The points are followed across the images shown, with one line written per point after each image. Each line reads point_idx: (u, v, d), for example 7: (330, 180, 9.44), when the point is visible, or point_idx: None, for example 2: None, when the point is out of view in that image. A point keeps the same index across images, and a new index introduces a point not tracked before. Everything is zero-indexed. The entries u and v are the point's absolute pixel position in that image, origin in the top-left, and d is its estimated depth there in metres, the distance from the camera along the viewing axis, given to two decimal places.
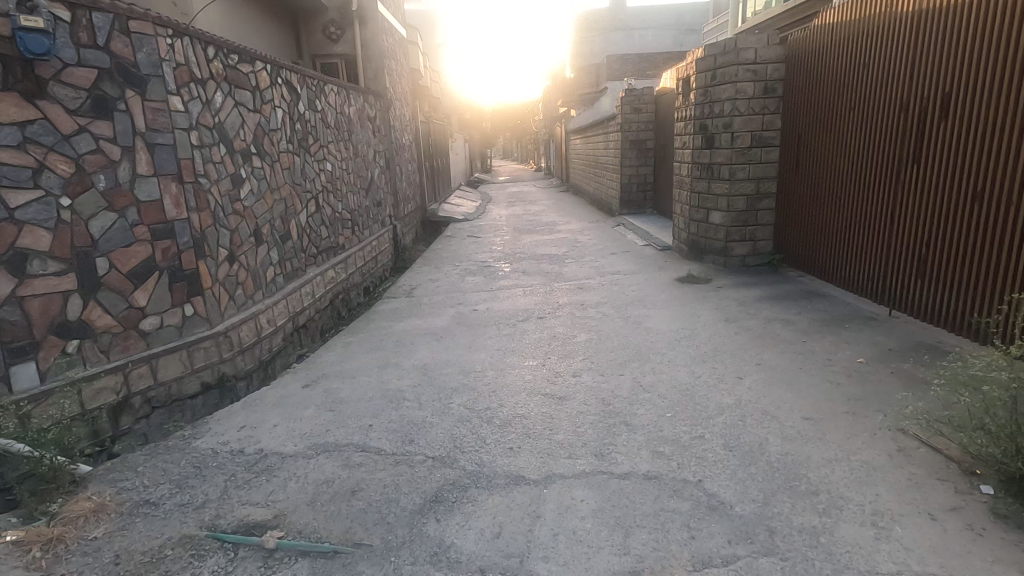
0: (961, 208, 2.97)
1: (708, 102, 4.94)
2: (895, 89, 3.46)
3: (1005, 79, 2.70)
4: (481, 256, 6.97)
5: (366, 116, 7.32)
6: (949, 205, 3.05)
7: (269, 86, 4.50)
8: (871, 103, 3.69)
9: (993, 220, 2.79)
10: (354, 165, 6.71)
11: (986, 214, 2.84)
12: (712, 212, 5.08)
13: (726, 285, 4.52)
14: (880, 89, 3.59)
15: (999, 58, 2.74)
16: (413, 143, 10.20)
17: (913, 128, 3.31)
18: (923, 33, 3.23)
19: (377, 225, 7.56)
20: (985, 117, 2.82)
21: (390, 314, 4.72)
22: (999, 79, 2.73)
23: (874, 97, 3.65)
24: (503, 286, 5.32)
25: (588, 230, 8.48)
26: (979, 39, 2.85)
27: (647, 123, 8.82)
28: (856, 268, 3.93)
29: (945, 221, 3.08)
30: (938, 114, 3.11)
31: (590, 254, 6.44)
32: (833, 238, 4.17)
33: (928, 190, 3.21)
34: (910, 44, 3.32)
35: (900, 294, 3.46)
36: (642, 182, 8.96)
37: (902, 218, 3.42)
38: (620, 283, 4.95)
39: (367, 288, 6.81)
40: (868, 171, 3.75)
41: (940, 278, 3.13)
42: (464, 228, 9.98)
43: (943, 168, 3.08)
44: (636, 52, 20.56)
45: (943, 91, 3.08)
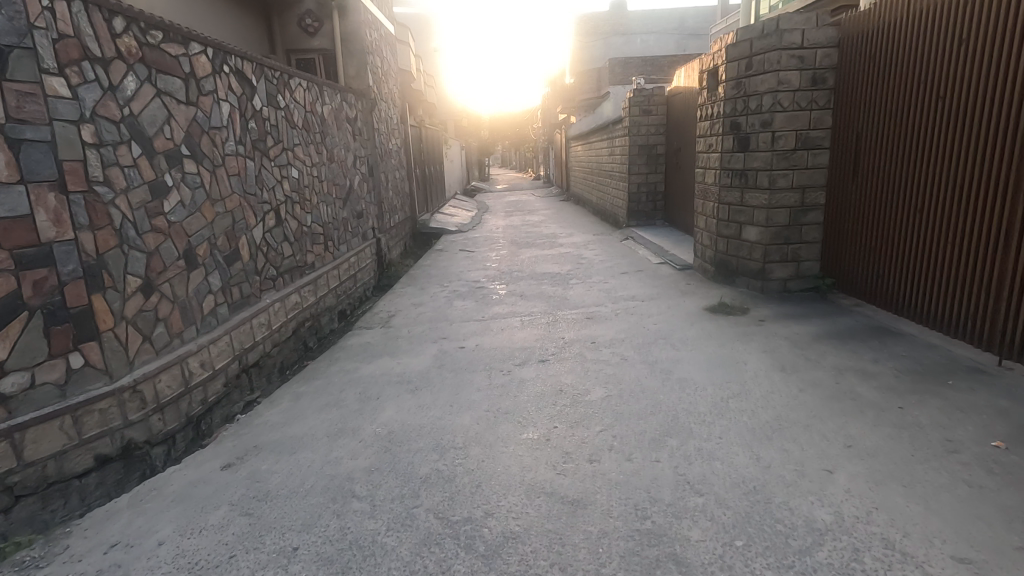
0: (966, 213, 2.89)
1: (742, 97, 4.14)
2: (919, 84, 3.17)
3: (1006, 80, 2.62)
4: (473, 276, 6.14)
5: (345, 117, 6.52)
6: (955, 209, 2.95)
7: (211, 74, 3.69)
8: (875, 101, 3.52)
9: (999, 226, 2.69)
10: (329, 172, 5.89)
11: (990, 219, 2.75)
12: (746, 227, 4.27)
13: (769, 318, 3.69)
14: (880, 88, 3.47)
15: (1001, 59, 2.65)
16: (401, 148, 9.37)
17: (915, 128, 3.21)
18: (924, 31, 3.12)
19: (357, 240, 6.73)
20: (987, 120, 2.75)
21: (359, 352, 3.88)
22: (1000, 80, 2.65)
23: (874, 97, 3.53)
24: (498, 315, 4.49)
25: (593, 243, 7.66)
26: (982, 38, 2.76)
27: (658, 126, 8.01)
28: (892, 285, 3.49)
29: (950, 226, 2.99)
30: (941, 116, 3.02)
31: (598, 273, 5.62)
32: (832, 241, 4.01)
33: (958, 196, 2.94)
34: (912, 42, 3.21)
35: (909, 300, 3.34)
36: (652, 190, 8.16)
37: (907, 221, 3.30)
38: (637, 312, 4.12)
39: (343, 310, 5.98)
40: (866, 173, 3.64)
41: (948, 284, 3.02)
42: (457, 241, 9.16)
43: (946, 171, 3.00)
44: (638, 56, 19.88)
45: (944, 91, 2.99)
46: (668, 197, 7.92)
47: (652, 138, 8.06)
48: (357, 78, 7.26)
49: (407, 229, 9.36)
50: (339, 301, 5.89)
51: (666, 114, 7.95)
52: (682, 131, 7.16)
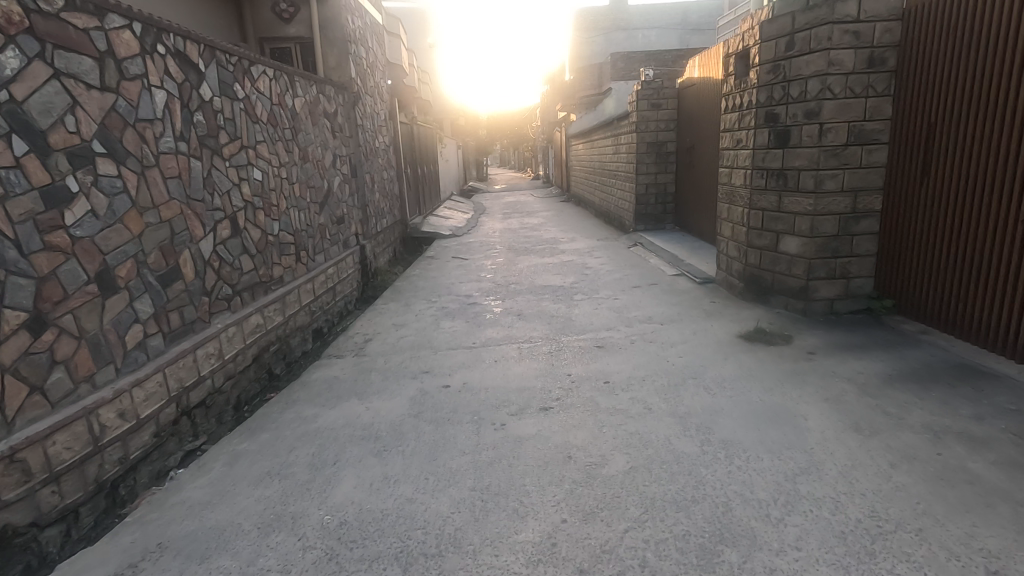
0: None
1: (782, 83, 3.47)
2: (967, 70, 2.78)
3: None
4: (466, 289, 5.47)
5: (321, 112, 5.85)
6: (1011, 214, 2.58)
7: (138, 55, 3.04)
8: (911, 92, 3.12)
9: None
10: (301, 174, 5.22)
11: None
12: (785, 237, 3.60)
13: (820, 350, 3.03)
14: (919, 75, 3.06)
15: None
16: (390, 147, 8.69)
17: (961, 121, 2.83)
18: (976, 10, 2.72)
19: (337, 248, 6.06)
20: None
21: (323, 392, 3.22)
22: None
23: (910, 86, 3.12)
24: (492, 340, 3.83)
25: (598, 250, 7.00)
26: None
27: (670, 121, 7.34)
28: (932, 297, 3.10)
29: (1006, 232, 2.61)
30: (993, 106, 2.65)
31: (606, 287, 4.95)
32: None
33: (1014, 198, 2.57)
34: (959, 22, 2.81)
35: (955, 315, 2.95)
36: (661, 192, 7.52)
37: (952, 226, 2.92)
38: (657, 340, 3.46)
39: (318, 329, 5.33)
40: (900, 172, 3.24)
41: (1004, 300, 2.64)
42: (450, 246, 8.49)
43: (1000, 170, 2.63)
44: (640, 51, 19.22)
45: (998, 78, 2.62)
46: (681, 198, 7.26)
47: (662, 135, 7.39)
48: (337, 68, 6.56)
49: (396, 234, 8.69)
50: (313, 318, 5.24)
51: (678, 108, 7.27)
52: (700, 126, 6.49)
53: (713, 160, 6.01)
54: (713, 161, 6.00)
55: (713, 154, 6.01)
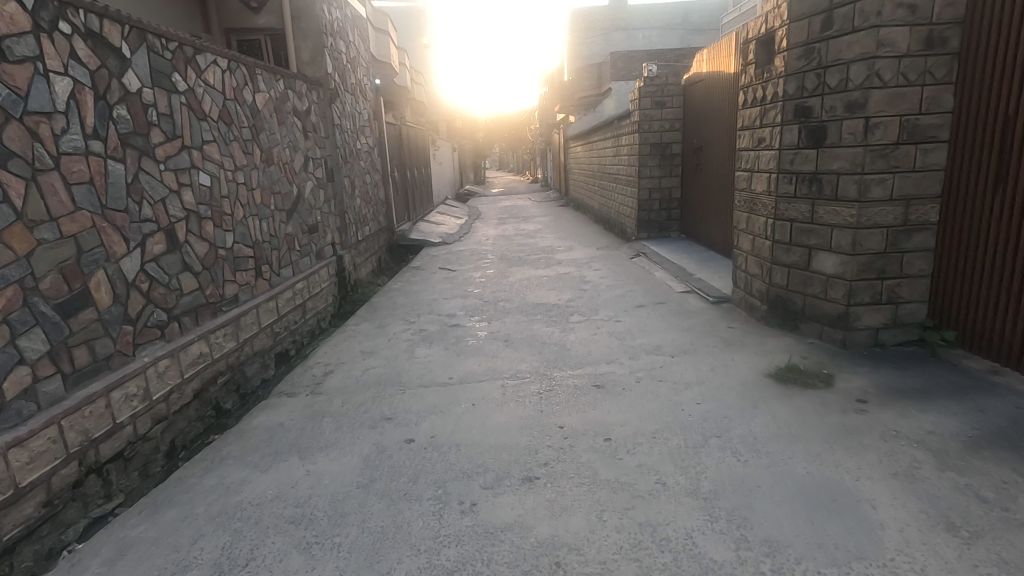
0: None
1: (817, 70, 2.90)
2: None
3: None
4: (450, 307, 4.89)
5: (290, 111, 5.29)
6: None
7: (29, 33, 2.47)
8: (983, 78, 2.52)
9: None
10: (263, 178, 4.64)
11: None
12: (819, 253, 3.02)
13: (870, 397, 2.45)
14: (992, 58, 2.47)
15: None
16: (374, 149, 8.12)
17: None
18: None
19: (308, 260, 5.48)
20: None
21: (260, 445, 2.63)
22: None
23: (980, 72, 2.53)
24: (473, 375, 3.26)
25: (597, 261, 6.42)
26: None
27: (675, 120, 6.78)
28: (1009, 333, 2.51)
29: None
30: None
31: (607, 307, 4.37)
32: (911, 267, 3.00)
33: None
34: None
35: None
36: (666, 197, 6.95)
37: None
38: (668, 378, 2.88)
39: (283, 352, 4.74)
40: (966, 178, 2.64)
41: None
42: (439, 255, 7.91)
43: None
44: (642, 51, 18.71)
45: None
46: (688, 203, 6.70)
47: (666, 135, 6.83)
48: (312, 63, 6.00)
49: (380, 242, 8.10)
50: (277, 340, 4.65)
51: (683, 106, 6.71)
52: (710, 125, 5.92)
53: (726, 162, 5.45)
54: (728, 163, 5.43)
55: (727, 155, 5.44)
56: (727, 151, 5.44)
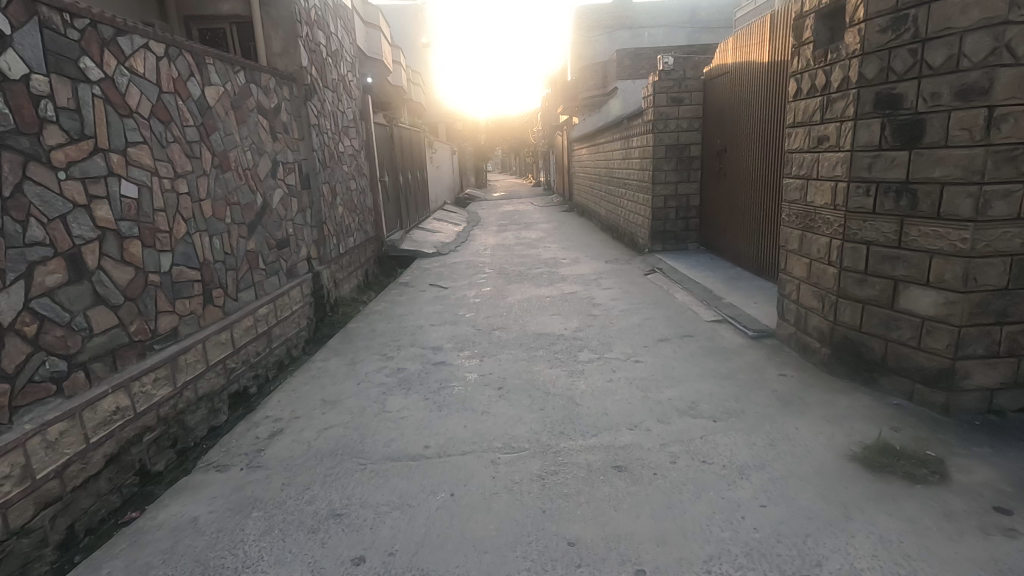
0: None
1: (912, 44, 2.17)
2: None
3: None
4: (435, 338, 4.16)
5: (255, 108, 4.59)
6: None
7: None
8: None
9: None
10: (215, 186, 3.94)
11: None
12: (909, 288, 2.29)
13: (1013, 504, 1.72)
14: None
15: None
16: (360, 152, 7.42)
17: None
18: None
19: (274, 281, 4.76)
20: None
21: (157, 561, 1.91)
22: None
23: None
24: (456, 442, 2.53)
25: (607, 277, 5.69)
26: None
27: (695, 118, 6.05)
28: None
29: None
30: None
31: (622, 341, 3.64)
32: None
33: None
34: None
35: None
36: (683, 205, 6.24)
37: None
38: (713, 458, 2.15)
39: (239, 391, 4.03)
40: None
41: None
42: (431, 268, 7.18)
43: None
44: (649, 50, 17.98)
45: None
46: (710, 211, 5.98)
47: (684, 135, 6.10)
48: (284, 55, 5.34)
49: (367, 254, 7.41)
50: (231, 379, 3.93)
51: (703, 103, 6.00)
52: (739, 123, 5.20)
53: (761, 167, 4.74)
54: (764, 165, 4.70)
55: (763, 156, 4.72)
56: (763, 151, 4.72)
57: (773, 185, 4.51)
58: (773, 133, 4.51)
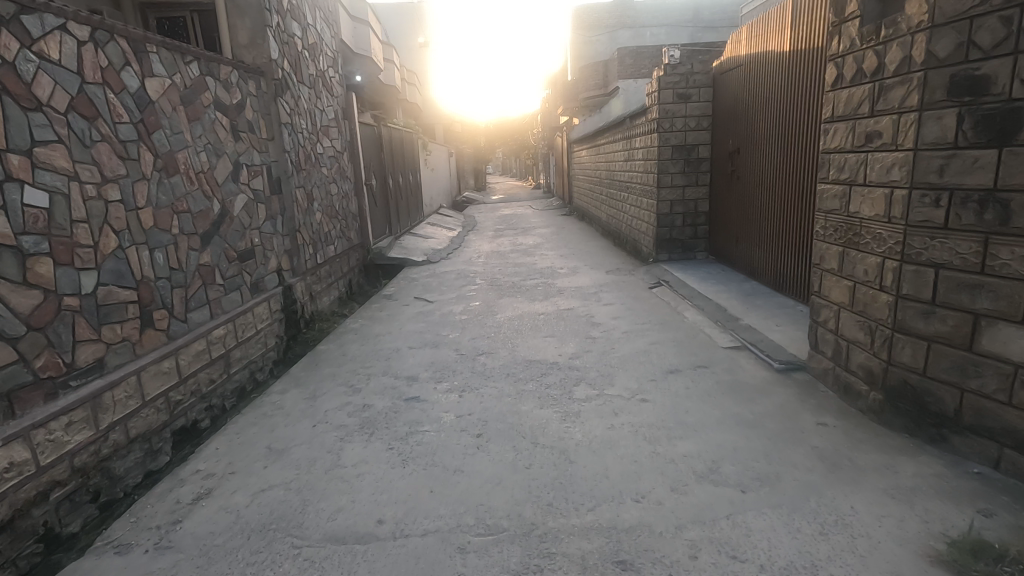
0: None
1: (1005, 9, 1.66)
2: None
3: None
4: (411, 365, 3.64)
5: (212, 103, 4.09)
6: None
7: None
8: None
9: None
10: (158, 192, 3.44)
11: None
12: (998, 326, 1.78)
13: None
14: None
15: None
16: (343, 154, 6.93)
17: None
18: None
19: (234, 297, 4.25)
20: None
21: None
22: None
23: None
24: (418, 515, 2.02)
25: (607, 291, 5.18)
26: None
27: (703, 116, 5.55)
28: None
29: None
30: None
31: (626, 373, 3.12)
32: None
33: None
34: None
35: None
36: (692, 211, 5.74)
37: None
38: (746, 552, 1.64)
39: (187, 427, 3.52)
40: None
41: None
42: (419, 279, 6.68)
43: None
44: (652, 49, 17.46)
45: None
46: (722, 217, 5.46)
47: (692, 135, 5.59)
48: (251, 47, 4.86)
49: (351, 263, 6.91)
50: (175, 413, 3.42)
51: (712, 100, 5.50)
52: (756, 121, 4.70)
53: (785, 171, 4.24)
54: (788, 166, 4.20)
55: (786, 156, 4.21)
56: (786, 150, 4.21)
57: (802, 188, 4.00)
58: (799, 129, 4.01)
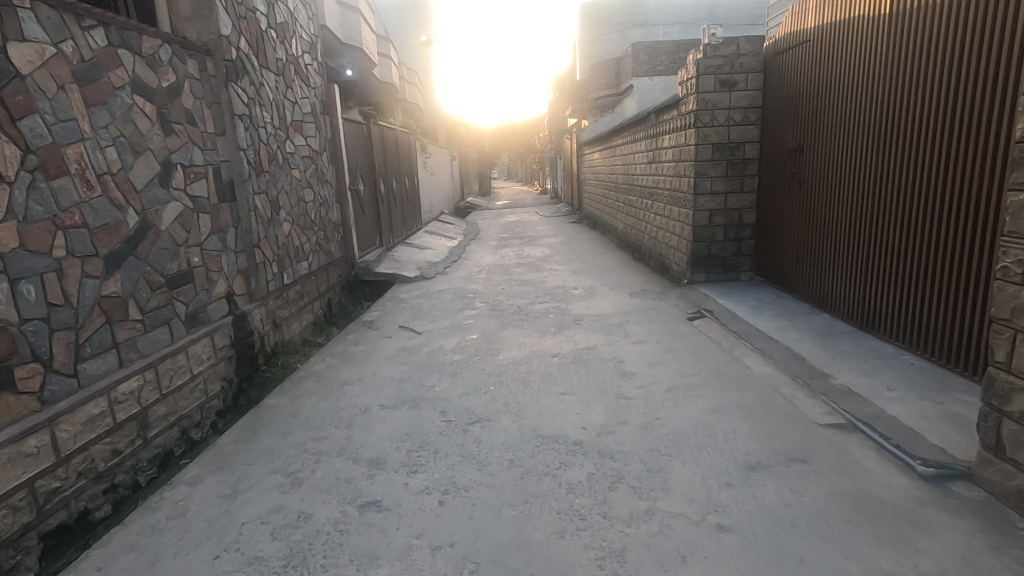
0: None
1: None
2: None
3: None
4: (379, 439, 2.66)
5: (128, 84, 3.14)
6: None
7: None
8: None
9: None
10: (28, 200, 2.49)
11: None
12: None
13: None
14: None
15: None
16: (323, 154, 6.00)
17: None
18: None
19: (158, 336, 3.29)
20: None
21: None
22: None
23: None
24: None
25: (635, 322, 4.19)
26: None
27: (751, 107, 4.58)
28: None
29: None
30: None
31: (684, 469, 2.13)
32: None
33: None
34: None
35: None
36: (734, 223, 4.77)
37: None
38: None
39: (70, 525, 2.56)
40: None
41: None
42: (409, 300, 5.70)
43: None
44: (668, 46, 16.46)
45: None
46: (775, 231, 4.47)
47: (737, 131, 4.62)
48: (196, 20, 3.93)
49: (329, 281, 5.96)
50: (48, 508, 2.46)
51: (763, 88, 4.52)
52: (826, 111, 3.75)
53: (872, 173, 3.30)
54: (883, 167, 3.21)
55: (881, 157, 3.22)
56: (880, 148, 3.23)
57: (902, 197, 3.04)
58: (901, 120, 3.04)
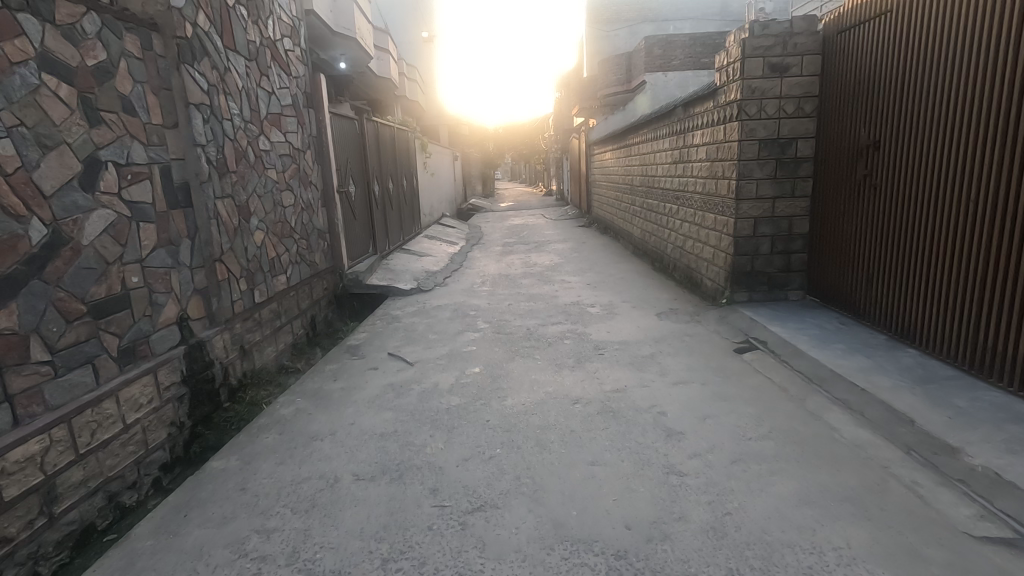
0: None
1: None
2: None
3: None
4: (346, 537, 1.94)
5: (34, 59, 2.44)
6: None
7: None
8: None
9: None
10: None
11: None
12: None
13: None
14: None
15: None
16: (307, 153, 5.31)
17: None
18: None
19: (77, 380, 2.59)
20: None
21: None
22: None
23: None
24: None
25: (670, 354, 3.48)
26: None
27: (806, 96, 3.87)
28: None
29: None
30: None
31: None
32: None
33: None
34: None
35: None
36: (783, 233, 4.07)
37: None
38: None
39: None
40: None
41: None
42: (402, 319, 5.00)
43: None
44: (681, 40, 15.71)
45: None
46: (832, 244, 3.79)
47: (787, 124, 3.92)
48: None
49: (313, 297, 5.26)
50: None
51: (821, 73, 3.82)
52: (897, 99, 3.14)
53: (960, 171, 2.71)
54: (975, 167, 2.63)
55: (972, 153, 2.64)
56: (971, 143, 2.65)
57: (1005, 201, 2.46)
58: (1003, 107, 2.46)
